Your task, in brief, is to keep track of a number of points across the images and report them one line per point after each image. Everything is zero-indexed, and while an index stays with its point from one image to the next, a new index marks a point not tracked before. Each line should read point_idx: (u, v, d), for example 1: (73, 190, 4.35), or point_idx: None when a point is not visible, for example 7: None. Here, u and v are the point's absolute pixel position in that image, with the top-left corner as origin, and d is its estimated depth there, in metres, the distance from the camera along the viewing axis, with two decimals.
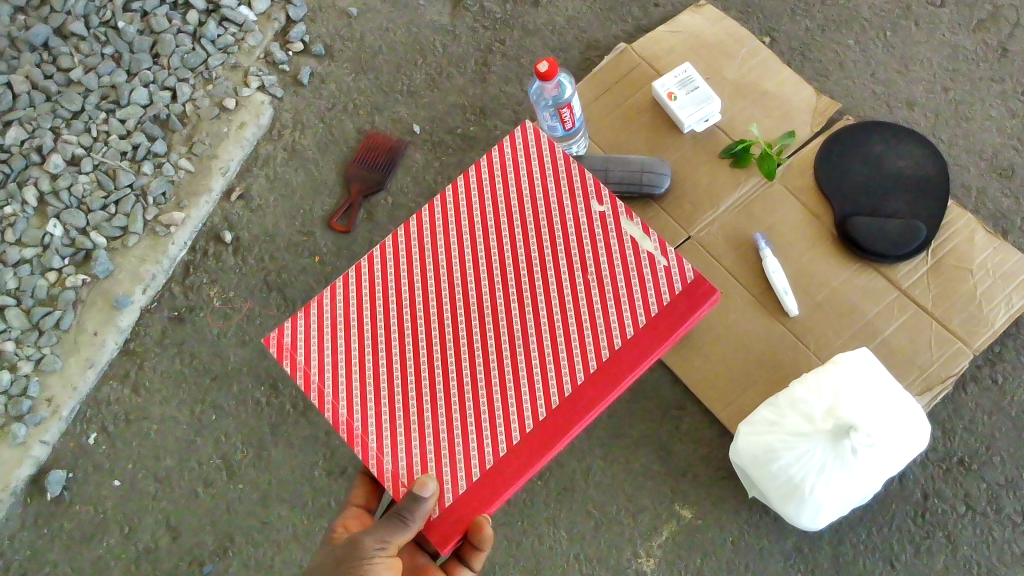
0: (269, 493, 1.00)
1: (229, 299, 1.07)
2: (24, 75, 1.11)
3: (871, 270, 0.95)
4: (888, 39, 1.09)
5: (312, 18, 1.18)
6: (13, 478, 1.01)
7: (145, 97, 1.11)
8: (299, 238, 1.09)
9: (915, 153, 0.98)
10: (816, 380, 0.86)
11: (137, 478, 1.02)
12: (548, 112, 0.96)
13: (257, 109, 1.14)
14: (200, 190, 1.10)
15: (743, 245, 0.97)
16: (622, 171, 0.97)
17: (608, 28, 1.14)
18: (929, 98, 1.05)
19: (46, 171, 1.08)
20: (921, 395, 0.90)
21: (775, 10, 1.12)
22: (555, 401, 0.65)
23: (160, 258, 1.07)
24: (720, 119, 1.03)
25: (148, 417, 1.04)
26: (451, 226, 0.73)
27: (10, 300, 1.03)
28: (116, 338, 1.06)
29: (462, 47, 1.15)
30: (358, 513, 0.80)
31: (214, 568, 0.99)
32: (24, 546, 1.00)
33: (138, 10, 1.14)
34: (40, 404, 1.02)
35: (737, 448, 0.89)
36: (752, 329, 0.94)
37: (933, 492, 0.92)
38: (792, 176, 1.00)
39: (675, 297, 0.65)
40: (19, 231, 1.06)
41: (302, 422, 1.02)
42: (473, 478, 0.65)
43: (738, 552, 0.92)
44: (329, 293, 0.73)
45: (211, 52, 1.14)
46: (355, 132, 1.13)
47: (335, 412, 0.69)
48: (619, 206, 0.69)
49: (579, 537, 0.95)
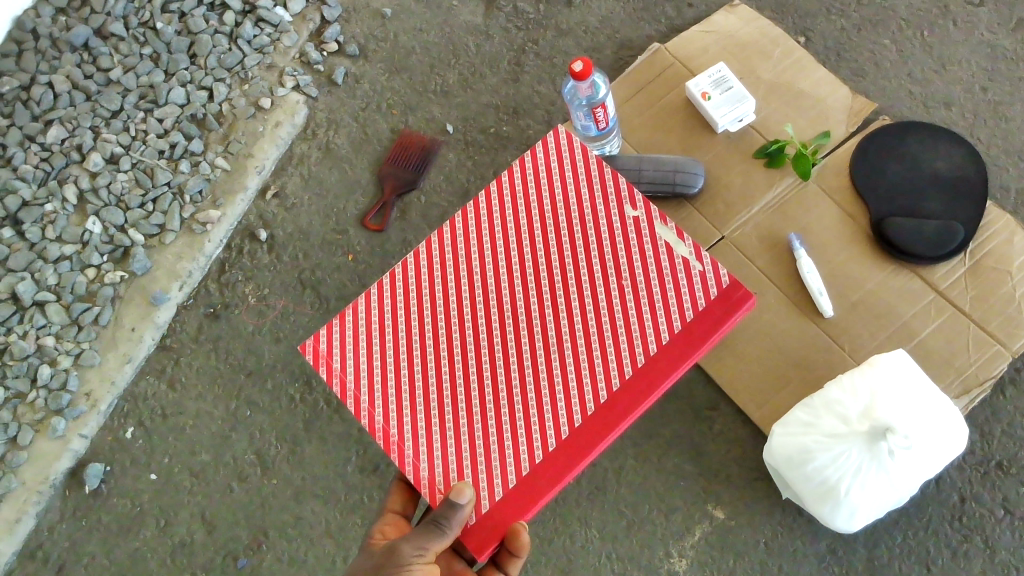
0: (303, 489, 1.02)
1: (264, 296, 1.08)
2: (65, 75, 1.13)
3: (907, 272, 0.94)
4: (926, 39, 1.08)
5: (347, 18, 1.19)
6: (52, 471, 1.02)
7: (183, 96, 1.12)
8: (333, 236, 1.10)
9: (953, 153, 0.97)
10: (851, 382, 0.85)
11: (173, 471, 1.04)
12: (582, 112, 0.95)
13: (292, 108, 1.15)
14: (236, 187, 1.11)
15: (778, 247, 0.97)
16: (655, 171, 0.97)
17: (641, 28, 1.14)
18: (967, 98, 1.04)
19: (86, 170, 1.09)
20: (958, 398, 0.89)
21: (810, 10, 1.11)
22: (591, 408, 0.65)
23: (196, 255, 1.09)
24: (754, 118, 1.03)
25: (184, 413, 1.05)
26: (483, 230, 0.73)
27: (50, 296, 1.05)
28: (153, 334, 1.07)
29: (495, 47, 1.16)
30: (395, 518, 0.81)
31: (249, 562, 1.00)
32: (63, 538, 1.02)
33: (176, 11, 1.16)
34: (79, 398, 1.04)
35: (772, 450, 0.88)
36: (786, 330, 0.94)
37: (970, 496, 0.91)
38: (827, 177, 0.99)
39: (711, 302, 0.65)
40: (60, 228, 1.07)
41: (336, 419, 1.03)
42: (509, 484, 0.65)
43: (771, 554, 0.92)
44: (364, 300, 0.74)
45: (247, 52, 1.15)
46: (389, 131, 1.14)
47: (371, 418, 0.70)
48: (653, 210, 0.69)
49: (611, 537, 0.96)
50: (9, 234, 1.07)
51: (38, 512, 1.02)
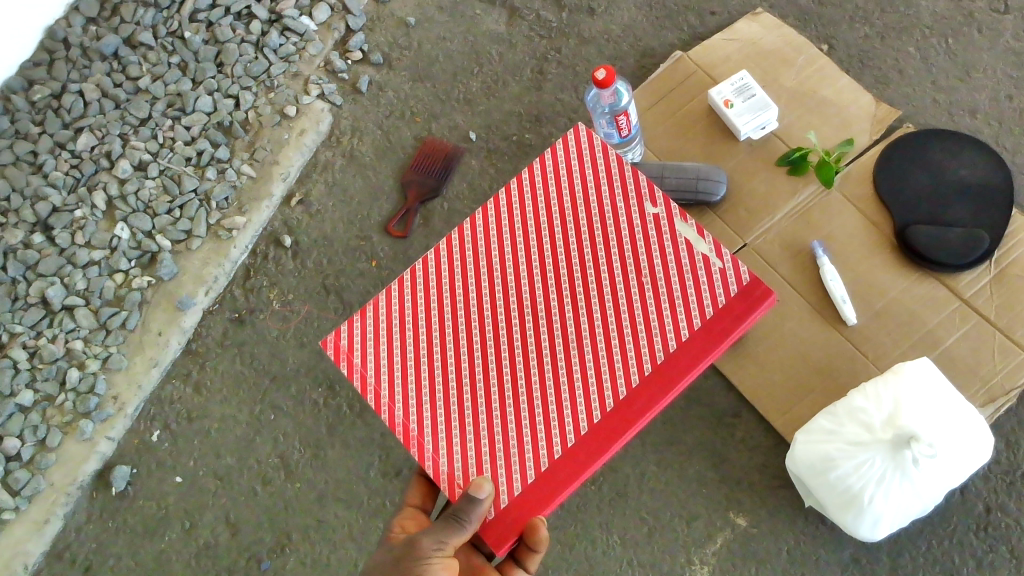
0: (325, 493, 1.03)
1: (288, 301, 1.10)
2: (95, 83, 1.15)
3: (932, 280, 0.94)
4: (951, 47, 1.08)
5: (371, 27, 1.21)
6: (80, 472, 1.03)
7: (209, 104, 1.14)
8: (356, 242, 1.11)
9: (979, 162, 0.97)
10: (876, 390, 0.85)
11: (199, 474, 1.05)
12: (604, 119, 0.97)
13: (317, 116, 1.16)
14: (262, 194, 1.13)
15: (801, 254, 0.97)
16: (677, 178, 0.98)
17: (664, 36, 1.14)
18: (992, 106, 1.04)
19: (115, 177, 1.11)
20: (983, 406, 0.89)
21: (833, 17, 1.12)
22: (610, 404, 0.65)
23: (222, 261, 1.10)
24: (777, 126, 1.03)
25: (208, 416, 1.07)
26: (503, 228, 0.74)
27: (79, 301, 1.06)
28: (180, 338, 1.09)
29: (518, 55, 1.17)
30: (414, 512, 0.81)
31: (272, 565, 1.01)
32: (90, 538, 1.03)
33: (204, 20, 1.18)
34: (107, 401, 1.05)
35: (795, 455, 0.88)
36: (809, 337, 0.94)
37: (997, 505, 0.91)
38: (850, 185, 0.99)
39: (731, 300, 0.65)
40: (89, 234, 1.09)
41: (358, 423, 1.04)
42: (529, 479, 0.65)
43: (794, 561, 0.92)
44: (386, 296, 0.75)
45: (273, 61, 1.17)
46: (412, 139, 1.15)
47: (391, 413, 0.70)
48: (673, 208, 0.69)
49: (633, 543, 0.96)
50: (39, 239, 1.08)
51: (66, 513, 1.04)
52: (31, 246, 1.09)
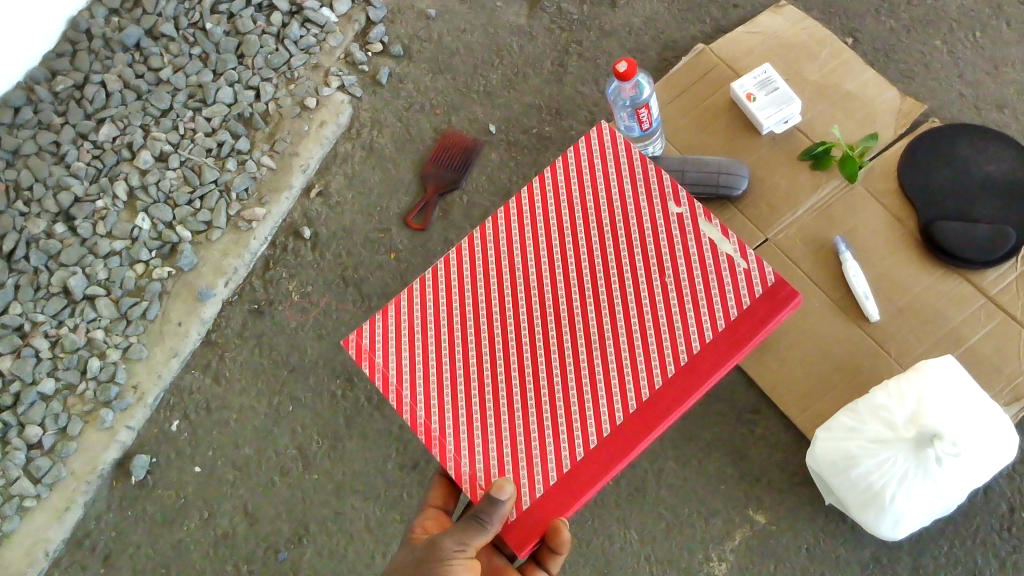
0: (343, 484, 1.03)
1: (307, 293, 1.10)
2: (117, 74, 1.15)
3: (957, 276, 0.92)
4: (978, 41, 1.07)
5: (392, 19, 1.21)
6: (101, 461, 1.04)
7: (230, 96, 1.14)
8: (376, 234, 1.11)
9: (1007, 157, 0.95)
10: (898, 389, 0.84)
11: (217, 465, 1.05)
12: (626, 112, 0.96)
13: (337, 108, 1.16)
14: (281, 185, 1.13)
15: (824, 250, 0.96)
16: (699, 172, 0.97)
17: (686, 29, 1.13)
18: (1019, 100, 1.02)
19: (136, 167, 1.11)
20: (1009, 405, 0.87)
21: (859, 10, 1.10)
22: (633, 406, 0.64)
23: (242, 252, 1.11)
24: (801, 120, 1.02)
25: (228, 407, 1.07)
26: (526, 227, 0.73)
27: (100, 290, 1.07)
28: (199, 329, 1.09)
29: (539, 47, 1.16)
30: (436, 513, 0.81)
31: (289, 556, 1.01)
32: (110, 526, 1.04)
33: (225, 12, 1.18)
34: (127, 391, 1.06)
35: (815, 454, 0.87)
36: (830, 334, 0.93)
37: (1020, 505, 0.89)
38: (874, 180, 0.98)
39: (756, 300, 0.64)
40: (110, 224, 1.09)
41: (376, 415, 1.04)
42: (551, 481, 0.65)
43: (813, 559, 0.91)
44: (407, 294, 0.74)
45: (294, 52, 1.17)
46: (432, 131, 1.15)
47: (413, 413, 0.70)
48: (697, 207, 0.68)
49: (650, 539, 0.95)
50: (61, 229, 1.09)
51: (87, 502, 1.04)
52: (54, 235, 1.09)
